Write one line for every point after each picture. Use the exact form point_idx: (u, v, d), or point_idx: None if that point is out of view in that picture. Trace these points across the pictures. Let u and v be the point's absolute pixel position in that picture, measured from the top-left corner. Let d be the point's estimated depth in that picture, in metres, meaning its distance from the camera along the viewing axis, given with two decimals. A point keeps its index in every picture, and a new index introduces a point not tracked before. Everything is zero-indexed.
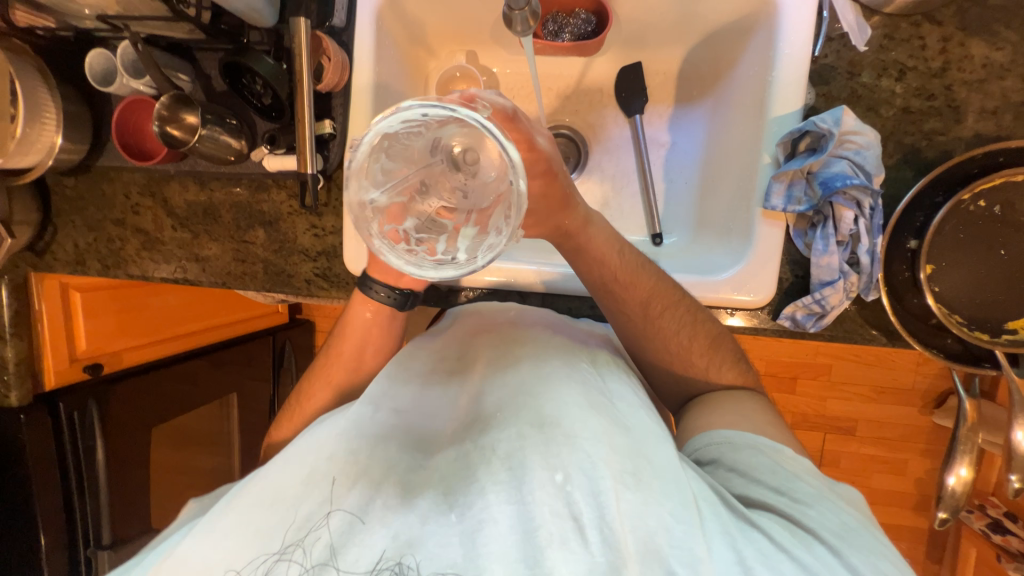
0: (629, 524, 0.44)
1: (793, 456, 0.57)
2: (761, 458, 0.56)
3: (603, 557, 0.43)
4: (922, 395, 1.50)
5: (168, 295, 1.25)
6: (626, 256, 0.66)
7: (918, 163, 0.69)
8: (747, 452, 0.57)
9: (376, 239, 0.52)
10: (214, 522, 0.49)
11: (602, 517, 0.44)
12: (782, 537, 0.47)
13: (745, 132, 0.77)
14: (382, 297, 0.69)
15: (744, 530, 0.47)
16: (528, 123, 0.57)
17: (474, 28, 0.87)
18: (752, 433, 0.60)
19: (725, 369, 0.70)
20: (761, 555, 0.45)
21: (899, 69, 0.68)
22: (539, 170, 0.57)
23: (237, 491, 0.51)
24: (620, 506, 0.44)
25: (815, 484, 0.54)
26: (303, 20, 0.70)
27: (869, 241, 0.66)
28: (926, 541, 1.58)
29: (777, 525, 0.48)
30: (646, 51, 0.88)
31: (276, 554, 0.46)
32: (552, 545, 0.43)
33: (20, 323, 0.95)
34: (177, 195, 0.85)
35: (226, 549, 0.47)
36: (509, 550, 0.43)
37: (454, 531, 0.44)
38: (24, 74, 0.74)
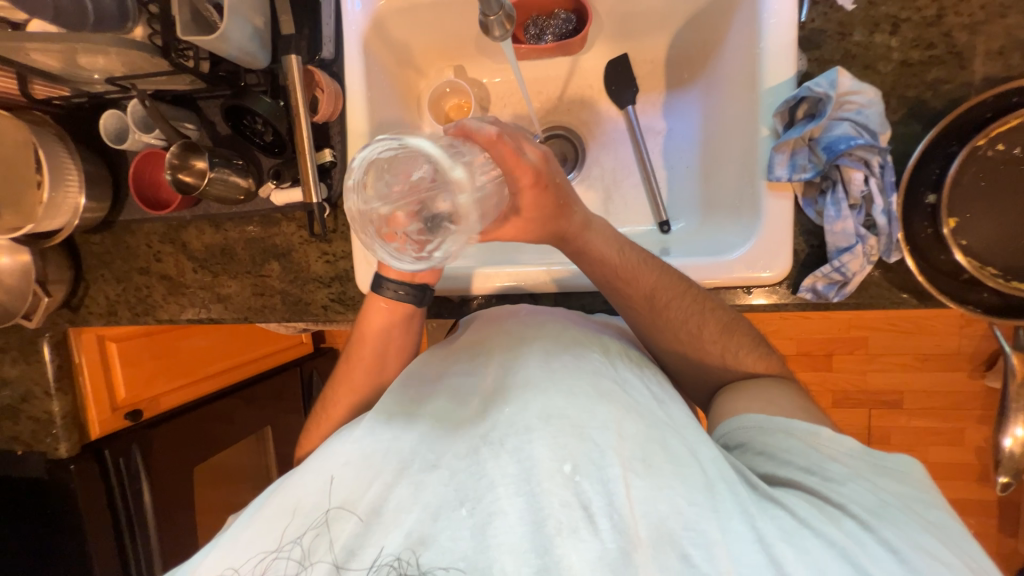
0: (640, 510, 0.44)
1: (831, 436, 0.53)
2: (793, 444, 0.53)
3: (614, 543, 0.43)
4: (970, 358, 1.42)
5: (196, 337, 1.29)
6: (627, 251, 0.66)
7: (925, 115, 0.66)
8: (775, 437, 0.54)
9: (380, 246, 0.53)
10: (237, 535, 0.50)
11: (611, 504, 0.44)
12: (808, 515, 0.45)
13: (740, 108, 0.76)
14: (398, 295, 0.68)
15: (766, 508, 0.45)
16: (515, 139, 0.56)
17: (459, 43, 0.89)
18: (785, 418, 0.56)
19: (743, 353, 0.68)
20: (783, 533, 0.43)
21: (892, 23, 0.66)
22: (531, 180, 0.57)
23: (261, 501, 0.52)
24: (630, 492, 0.44)
25: (852, 465, 0.51)
26: (294, 57, 0.73)
27: (883, 201, 0.64)
28: (996, 514, 1.48)
29: (805, 503, 0.46)
30: (631, 42, 0.88)
31: (273, 552, 0.48)
32: (562, 534, 0.43)
33: (63, 379, 1.00)
34: (195, 238, 0.89)
35: (241, 552, 0.49)
36: (518, 540, 0.44)
37: (464, 525, 0.45)
38: (46, 142, 0.79)
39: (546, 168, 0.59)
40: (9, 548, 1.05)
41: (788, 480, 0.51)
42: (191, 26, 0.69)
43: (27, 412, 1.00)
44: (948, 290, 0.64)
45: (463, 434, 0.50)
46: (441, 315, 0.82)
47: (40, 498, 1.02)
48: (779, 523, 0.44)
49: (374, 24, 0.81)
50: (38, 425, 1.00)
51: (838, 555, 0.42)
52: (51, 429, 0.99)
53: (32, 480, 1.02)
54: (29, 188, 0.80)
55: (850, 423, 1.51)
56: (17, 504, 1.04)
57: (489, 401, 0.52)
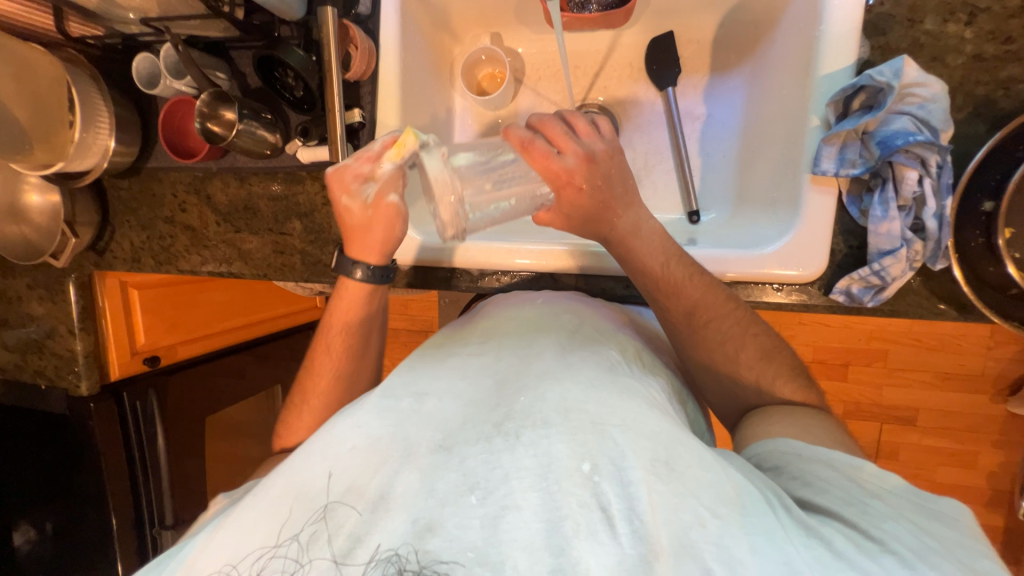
0: (662, 517, 0.40)
1: (875, 473, 0.51)
2: (829, 475, 0.51)
3: (633, 549, 0.39)
4: (995, 382, 1.37)
5: (216, 292, 1.31)
6: (676, 261, 0.66)
7: (992, 116, 0.62)
8: (808, 468, 0.52)
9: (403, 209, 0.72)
10: (235, 516, 0.47)
11: (631, 508, 0.41)
12: (842, 545, 0.42)
13: (789, 96, 0.72)
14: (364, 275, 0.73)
15: (800, 534, 0.41)
16: (548, 145, 0.64)
17: (498, 9, 0.86)
18: (823, 448, 0.54)
19: (781, 381, 0.66)
20: (816, 562, 0.40)
21: (969, 12, 0.61)
22: (557, 179, 0.64)
23: (261, 483, 0.49)
24: (652, 498, 0.41)
25: (896, 505, 0.47)
26: (330, 9, 0.70)
27: (936, 204, 0.60)
28: (1002, 540, 1.45)
29: (841, 534, 0.43)
30: (679, 19, 0.84)
31: (271, 549, 0.44)
32: (580, 536, 0.40)
33: (87, 320, 1.02)
34: (220, 191, 0.89)
35: (243, 543, 0.45)
36: (533, 538, 0.40)
37: (474, 515, 0.41)
38: (80, 80, 0.79)
39: (586, 168, 0.64)
40: (30, 476, 1.10)
41: (824, 508, 0.47)
42: None
43: (51, 349, 1.03)
44: (993, 305, 0.61)
45: (471, 422, 0.47)
46: (458, 288, 0.81)
47: (60, 432, 1.06)
48: (810, 548, 0.41)
49: None
50: (61, 361, 1.03)
51: None
52: (73, 367, 1.02)
53: (54, 414, 1.06)
54: (61, 127, 0.80)
55: (859, 436, 1.48)
56: (39, 435, 1.09)
57: (502, 384, 0.51)
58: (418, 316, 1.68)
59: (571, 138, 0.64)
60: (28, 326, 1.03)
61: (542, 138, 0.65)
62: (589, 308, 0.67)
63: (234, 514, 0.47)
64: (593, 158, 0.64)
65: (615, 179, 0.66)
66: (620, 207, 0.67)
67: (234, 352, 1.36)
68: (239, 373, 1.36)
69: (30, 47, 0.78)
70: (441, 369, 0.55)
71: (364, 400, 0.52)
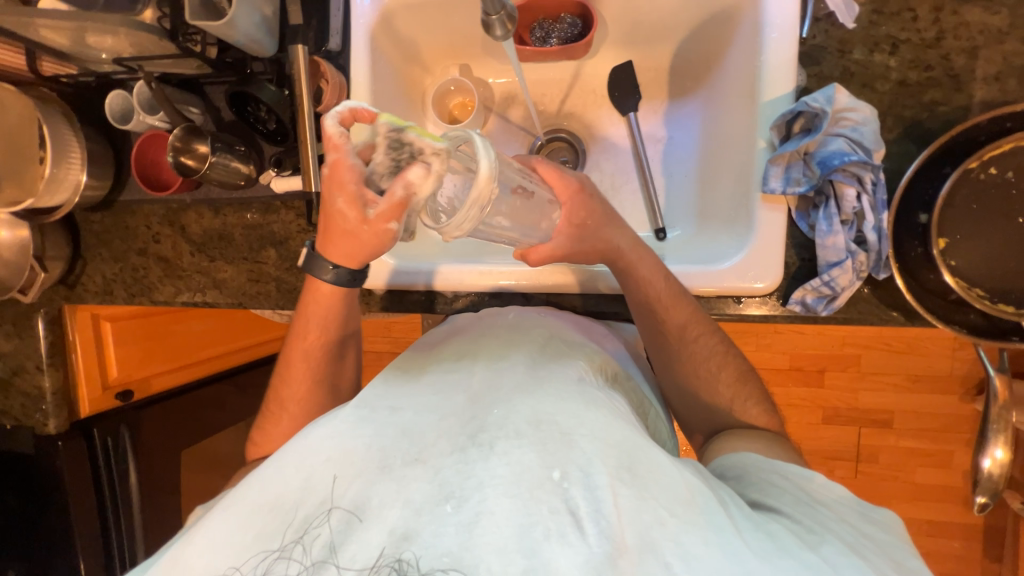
0: (627, 517, 0.42)
1: (825, 485, 0.53)
2: (785, 484, 0.53)
3: (600, 548, 0.40)
4: (961, 382, 1.42)
5: (193, 322, 1.30)
6: (671, 281, 0.68)
7: (921, 135, 0.67)
8: (767, 477, 0.54)
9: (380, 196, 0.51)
10: (196, 535, 0.46)
11: (598, 510, 0.42)
12: (789, 542, 0.44)
13: (740, 120, 0.76)
14: (331, 277, 0.62)
15: (751, 527, 0.44)
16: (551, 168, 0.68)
17: (467, 43, 0.90)
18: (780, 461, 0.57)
19: (755, 404, 0.68)
20: (765, 555, 0.41)
21: (892, 43, 0.67)
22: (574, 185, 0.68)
23: (233, 492, 0.49)
24: (618, 502, 0.42)
25: (840, 511, 0.50)
26: (301, 46, 0.73)
27: (874, 218, 0.65)
28: (982, 539, 1.48)
29: (787, 532, 0.45)
30: (636, 50, 0.89)
31: (276, 551, 0.43)
32: (550, 539, 0.41)
33: (56, 355, 1.00)
34: (194, 222, 0.89)
35: (228, 546, 0.45)
36: (506, 542, 0.40)
37: (449, 522, 0.42)
38: (51, 117, 0.79)
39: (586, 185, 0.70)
40: None
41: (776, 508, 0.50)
42: (199, 12, 0.69)
43: (18, 387, 1.00)
44: (936, 310, 0.64)
45: (446, 434, 0.47)
46: (434, 310, 0.82)
47: (26, 473, 1.02)
48: (760, 541, 0.43)
49: (381, 19, 0.81)
50: (28, 399, 1.00)
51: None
52: (40, 405, 0.99)
53: (19, 455, 1.03)
54: (31, 163, 0.81)
55: (838, 440, 1.51)
56: (4, 478, 1.05)
57: (474, 399, 0.51)
58: (401, 337, 1.68)
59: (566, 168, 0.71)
60: None
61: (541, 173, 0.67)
62: (559, 323, 0.69)
63: (210, 521, 0.47)
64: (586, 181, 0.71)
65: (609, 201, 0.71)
66: (615, 227, 0.69)
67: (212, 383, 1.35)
68: (218, 404, 1.34)
69: (1, 88, 0.79)
70: (411, 383, 0.55)
71: (335, 412, 0.52)
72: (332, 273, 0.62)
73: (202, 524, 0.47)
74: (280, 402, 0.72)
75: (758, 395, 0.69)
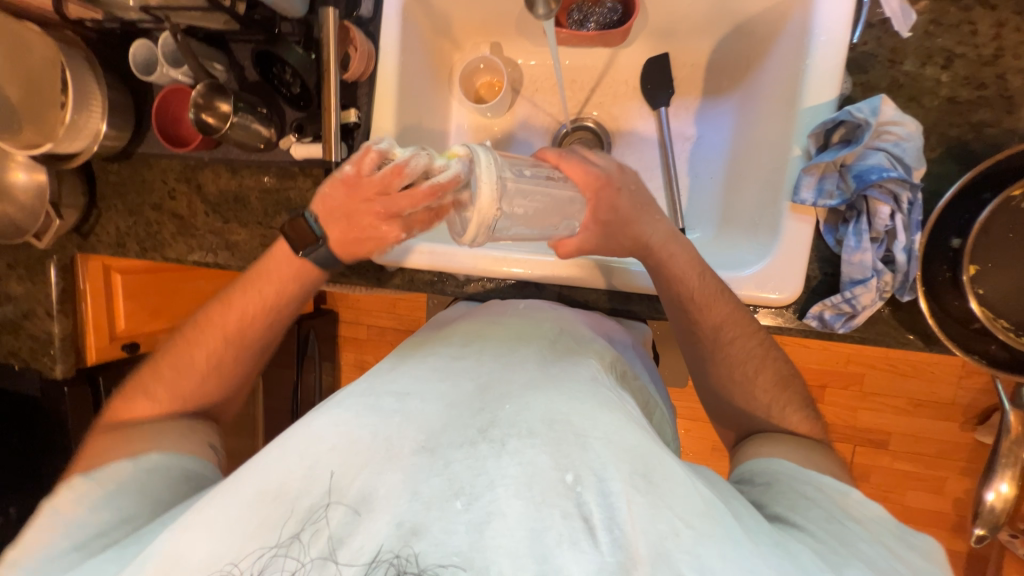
0: (641, 526, 0.41)
1: (858, 501, 0.53)
2: (815, 495, 0.54)
3: (612, 558, 0.40)
4: (964, 411, 1.41)
5: (201, 281, 1.32)
6: (707, 279, 0.66)
7: (964, 156, 0.65)
8: (798, 487, 0.55)
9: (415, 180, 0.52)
10: (200, 512, 0.47)
11: (612, 518, 0.41)
12: (808, 559, 0.45)
13: (773, 124, 0.74)
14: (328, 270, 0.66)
15: (770, 545, 0.44)
16: (579, 154, 0.67)
17: (500, 21, 0.87)
18: (814, 472, 0.57)
19: (789, 411, 0.66)
20: (782, 570, 0.42)
21: (946, 57, 0.64)
22: (596, 182, 0.65)
23: (234, 476, 0.49)
24: (632, 509, 0.42)
25: (875, 530, 0.51)
26: (331, 10, 0.71)
27: (906, 239, 0.63)
28: (964, 566, 1.49)
29: (812, 553, 0.46)
30: (675, 43, 0.86)
31: (274, 548, 0.43)
32: (562, 545, 0.40)
33: (66, 302, 1.00)
34: (210, 182, 0.88)
35: (225, 543, 0.44)
36: (517, 544, 0.40)
37: (459, 520, 0.41)
38: (73, 62, 0.78)
39: (619, 174, 0.68)
40: None
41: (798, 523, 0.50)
42: None
43: (28, 330, 1.00)
44: (958, 338, 0.63)
45: (455, 424, 0.47)
46: (444, 292, 0.82)
47: (33, 415, 1.04)
48: (779, 558, 0.43)
49: None
50: (37, 343, 1.00)
51: None
52: (49, 350, 1.00)
53: (27, 396, 1.04)
54: (52, 107, 0.80)
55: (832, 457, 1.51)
56: (10, 417, 1.07)
57: (485, 388, 0.51)
58: (405, 315, 1.68)
59: (600, 154, 0.70)
60: (4, 305, 1.00)
61: (575, 152, 0.68)
62: (572, 319, 0.68)
63: (204, 509, 0.47)
64: (622, 167, 0.69)
65: (643, 188, 0.69)
66: (650, 217, 0.67)
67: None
68: None
69: (24, 27, 0.78)
70: (421, 365, 0.55)
71: (340, 398, 0.53)
72: (313, 251, 0.67)
73: (201, 508, 0.47)
74: (187, 359, 0.70)
75: (785, 406, 0.66)
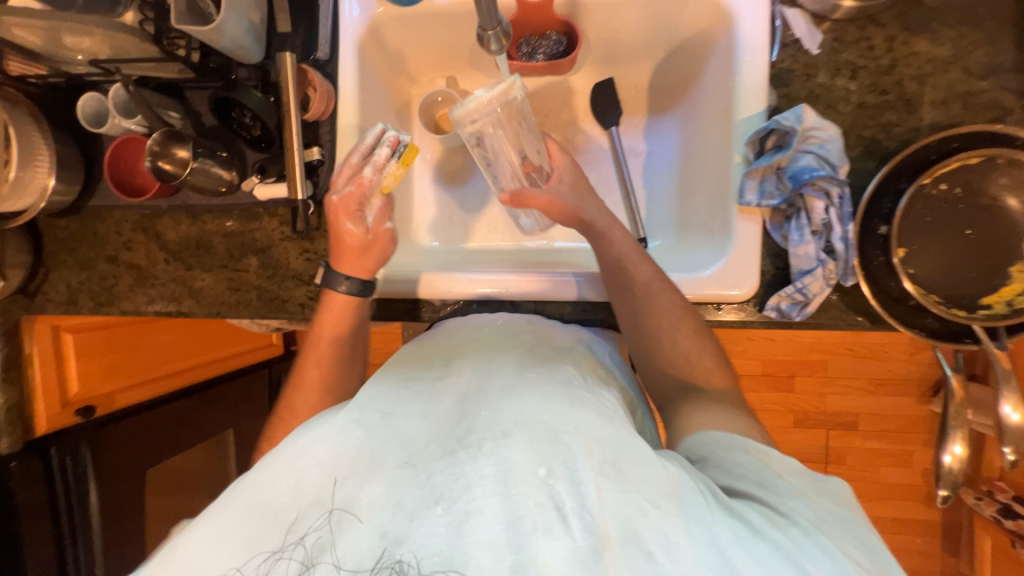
0: (609, 509, 0.42)
1: (782, 458, 0.51)
2: (744, 458, 0.51)
3: (584, 542, 0.41)
4: (918, 385, 1.51)
5: (162, 334, 1.24)
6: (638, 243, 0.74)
7: (879, 153, 0.72)
8: (730, 455, 0.52)
9: (370, 173, 0.71)
10: (191, 538, 0.46)
11: (583, 505, 0.42)
12: (759, 523, 0.43)
13: (714, 135, 0.81)
14: (346, 289, 0.74)
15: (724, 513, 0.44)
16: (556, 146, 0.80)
17: (453, 57, 0.92)
18: (742, 436, 0.54)
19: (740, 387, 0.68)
20: (738, 540, 0.41)
21: (851, 69, 0.73)
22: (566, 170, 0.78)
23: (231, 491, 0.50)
24: (601, 496, 0.43)
25: (801, 487, 0.48)
26: (288, 54, 0.73)
27: (841, 229, 0.69)
28: (941, 534, 1.56)
29: (755, 513, 0.44)
30: (618, 68, 0.93)
31: (275, 551, 0.44)
32: (537, 533, 0.41)
33: (12, 370, 0.94)
34: (169, 229, 0.86)
35: (217, 559, 0.45)
36: (494, 538, 0.41)
37: (439, 523, 0.42)
38: (18, 119, 0.76)
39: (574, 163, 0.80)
40: None
41: (740, 492, 0.48)
42: (185, 16, 0.68)
43: None
44: (898, 315, 0.69)
45: (437, 440, 0.48)
46: (420, 319, 0.82)
47: None
48: (731, 527, 0.42)
49: (370, 29, 0.82)
50: None
51: (781, 557, 0.41)
52: None
53: None
54: None
55: (808, 443, 1.58)
56: None
57: (463, 402, 0.52)
58: (382, 349, 1.66)
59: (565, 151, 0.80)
60: None
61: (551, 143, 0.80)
62: (546, 326, 0.71)
63: (197, 528, 0.47)
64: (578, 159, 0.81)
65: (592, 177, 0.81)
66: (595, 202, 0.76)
67: (171, 403, 1.25)
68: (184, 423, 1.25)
69: None
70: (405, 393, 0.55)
71: (332, 415, 0.52)
72: (345, 287, 0.74)
73: (197, 525, 0.48)
74: (290, 408, 0.71)
75: None
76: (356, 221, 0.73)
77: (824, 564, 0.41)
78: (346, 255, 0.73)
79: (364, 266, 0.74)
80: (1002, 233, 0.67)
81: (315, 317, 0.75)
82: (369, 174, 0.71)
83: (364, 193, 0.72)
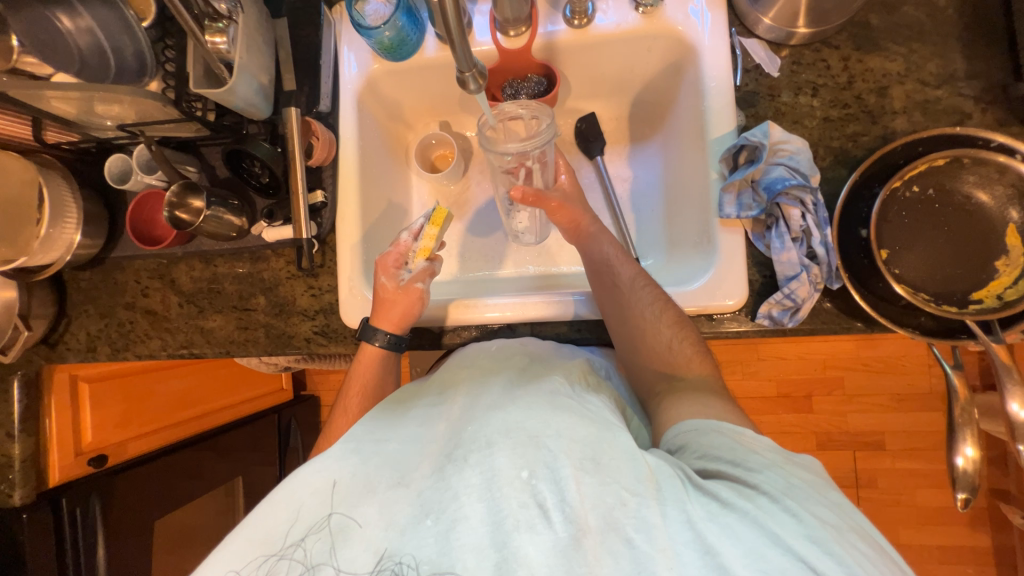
0: (590, 502, 0.43)
1: (754, 435, 0.51)
2: (719, 438, 0.51)
3: (565, 533, 0.42)
4: (942, 397, 1.46)
5: (174, 380, 1.28)
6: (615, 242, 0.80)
7: (850, 161, 0.76)
8: (706, 439, 0.52)
9: (405, 237, 0.82)
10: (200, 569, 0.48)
11: (562, 499, 0.43)
12: (728, 495, 0.43)
13: (692, 157, 0.86)
14: (381, 343, 0.78)
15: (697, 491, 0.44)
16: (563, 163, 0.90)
17: (445, 103, 1.00)
18: (717, 420, 0.54)
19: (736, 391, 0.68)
20: (713, 519, 0.41)
21: (813, 87, 0.78)
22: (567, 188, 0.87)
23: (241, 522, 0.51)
24: (580, 489, 0.43)
25: (772, 458, 0.48)
26: (293, 110, 0.80)
27: (820, 234, 0.71)
28: (994, 562, 1.45)
29: (725, 487, 0.44)
30: (597, 103, 1.00)
31: (276, 554, 0.47)
32: (519, 529, 0.43)
33: (28, 420, 0.97)
34: (184, 274, 0.92)
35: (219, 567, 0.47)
36: (480, 540, 0.43)
37: (429, 534, 0.44)
38: (51, 181, 0.83)
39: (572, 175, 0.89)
40: None
41: (715, 472, 0.47)
42: (202, 81, 0.76)
43: None
44: (892, 316, 0.70)
45: (426, 457, 0.49)
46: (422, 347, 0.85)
47: None
48: (702, 503, 0.42)
49: (367, 83, 0.90)
50: None
51: (752, 526, 0.41)
52: (7, 475, 0.95)
53: None
54: (28, 224, 0.84)
55: (835, 467, 1.51)
56: None
57: (455, 425, 0.52)
58: None
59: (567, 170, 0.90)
60: None
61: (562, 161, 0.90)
62: (541, 348, 0.71)
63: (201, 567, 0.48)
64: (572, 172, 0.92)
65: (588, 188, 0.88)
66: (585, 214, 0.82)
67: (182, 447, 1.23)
68: (194, 472, 1.23)
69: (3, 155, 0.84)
70: (406, 414, 0.57)
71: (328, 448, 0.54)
72: (380, 340, 0.78)
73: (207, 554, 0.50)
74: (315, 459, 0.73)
75: None
76: (390, 275, 0.79)
77: (793, 527, 0.41)
78: (380, 311, 0.78)
79: (396, 320, 0.79)
80: (981, 229, 0.68)
81: (344, 384, 0.79)
82: (404, 237, 0.82)
83: (400, 253, 0.81)
